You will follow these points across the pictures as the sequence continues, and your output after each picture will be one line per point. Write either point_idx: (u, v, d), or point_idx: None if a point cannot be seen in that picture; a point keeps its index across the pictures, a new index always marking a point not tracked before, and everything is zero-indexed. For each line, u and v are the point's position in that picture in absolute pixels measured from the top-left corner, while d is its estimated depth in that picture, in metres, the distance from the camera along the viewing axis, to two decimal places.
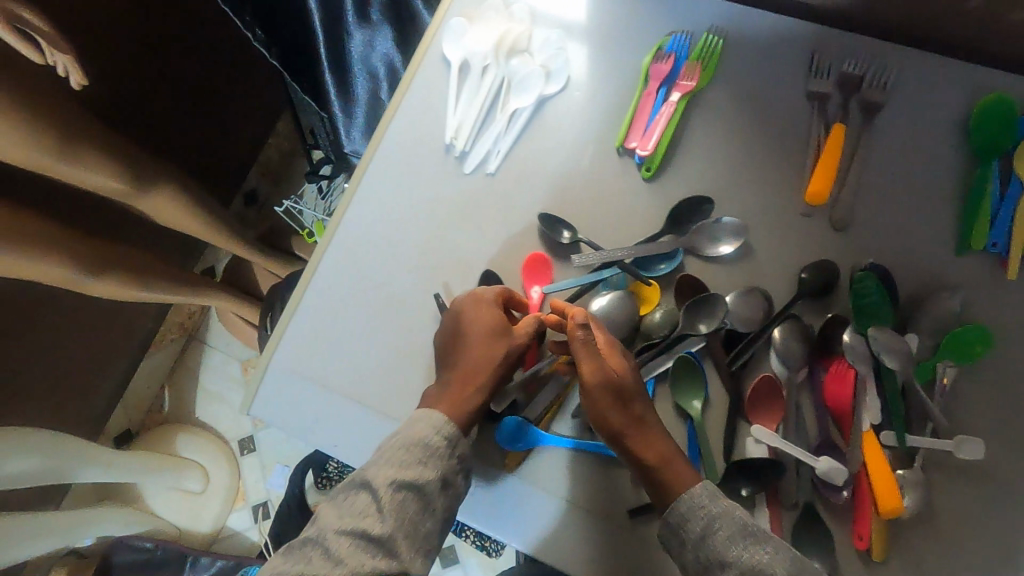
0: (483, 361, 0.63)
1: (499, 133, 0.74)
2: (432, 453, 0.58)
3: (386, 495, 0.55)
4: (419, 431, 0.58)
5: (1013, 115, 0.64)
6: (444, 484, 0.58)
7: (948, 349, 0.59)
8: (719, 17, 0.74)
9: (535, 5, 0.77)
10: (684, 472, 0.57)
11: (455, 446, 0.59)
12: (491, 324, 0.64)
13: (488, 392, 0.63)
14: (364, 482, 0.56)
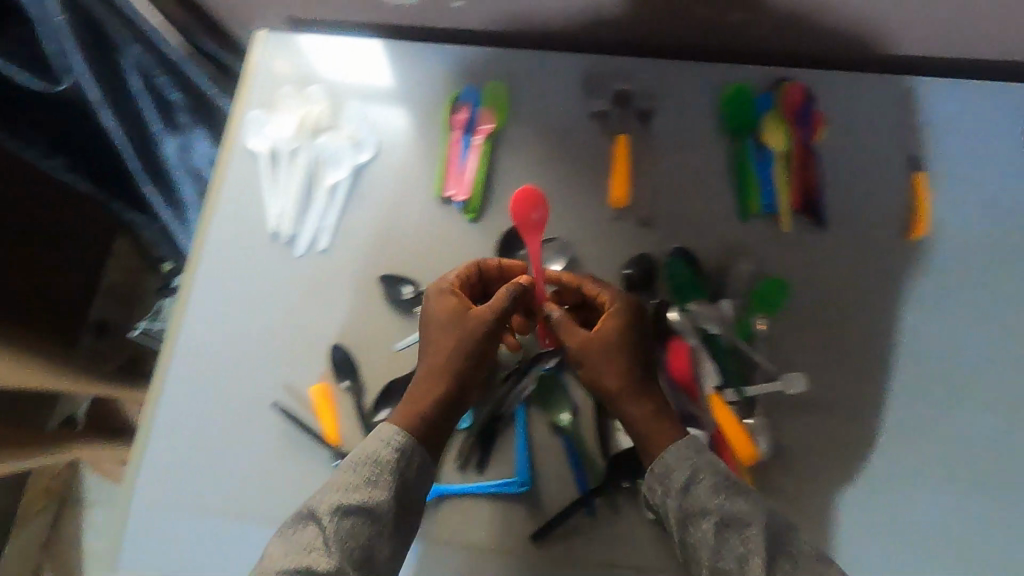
0: (435, 349, 0.62)
1: (323, 209, 0.76)
2: (390, 472, 0.56)
3: (335, 523, 0.53)
4: (365, 455, 0.57)
5: (751, 98, 0.75)
6: (399, 497, 0.56)
7: (757, 304, 0.68)
8: (500, 63, 0.81)
9: (329, 86, 0.80)
10: (668, 429, 0.59)
11: (407, 453, 0.57)
12: (444, 312, 0.63)
13: (451, 388, 0.60)
14: (307, 513, 0.54)
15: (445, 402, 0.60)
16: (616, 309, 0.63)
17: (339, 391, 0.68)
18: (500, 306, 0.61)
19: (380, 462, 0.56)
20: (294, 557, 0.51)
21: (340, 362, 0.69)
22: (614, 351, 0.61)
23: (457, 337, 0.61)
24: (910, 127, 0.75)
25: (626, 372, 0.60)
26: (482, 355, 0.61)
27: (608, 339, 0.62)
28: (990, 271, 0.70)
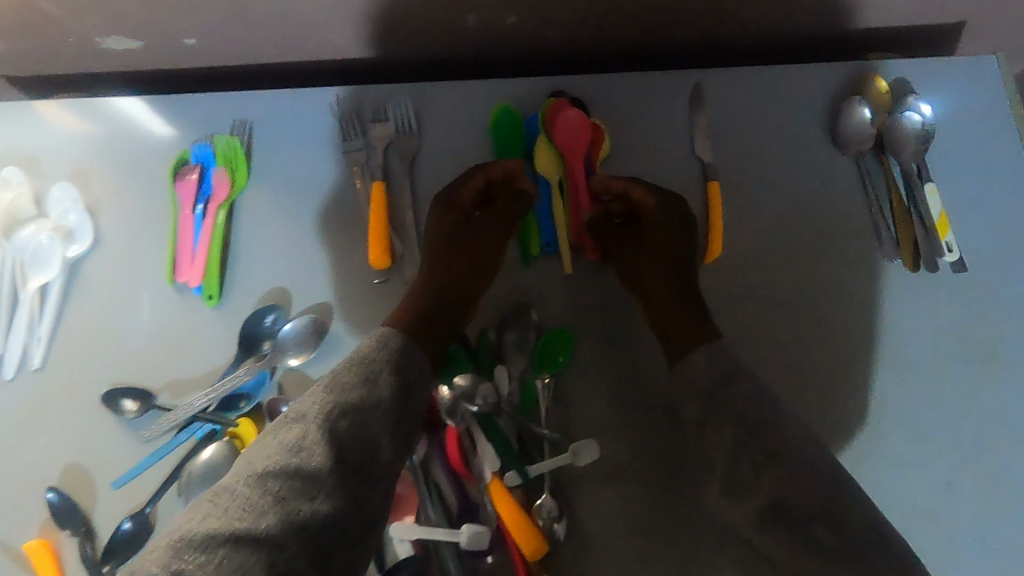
0: (451, 250, 0.61)
1: (33, 319, 0.63)
2: (351, 412, 0.48)
3: (328, 424, 0.47)
4: (329, 395, 0.49)
5: (517, 120, 0.66)
6: (346, 455, 0.47)
7: (540, 364, 0.60)
8: (238, 110, 0.69)
9: (32, 166, 0.67)
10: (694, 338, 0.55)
11: (375, 389, 0.50)
12: (442, 226, 0.62)
13: (439, 296, 0.59)
14: (296, 415, 0.48)
15: (444, 305, 0.58)
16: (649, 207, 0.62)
17: (64, 540, 0.58)
18: (500, 216, 0.62)
19: (367, 363, 0.51)
20: (207, 520, 0.43)
21: (60, 508, 0.58)
22: (651, 252, 0.61)
23: (475, 236, 0.61)
24: (698, 131, 0.67)
25: (660, 273, 0.60)
26: (485, 258, 0.61)
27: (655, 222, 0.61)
28: (788, 286, 0.65)
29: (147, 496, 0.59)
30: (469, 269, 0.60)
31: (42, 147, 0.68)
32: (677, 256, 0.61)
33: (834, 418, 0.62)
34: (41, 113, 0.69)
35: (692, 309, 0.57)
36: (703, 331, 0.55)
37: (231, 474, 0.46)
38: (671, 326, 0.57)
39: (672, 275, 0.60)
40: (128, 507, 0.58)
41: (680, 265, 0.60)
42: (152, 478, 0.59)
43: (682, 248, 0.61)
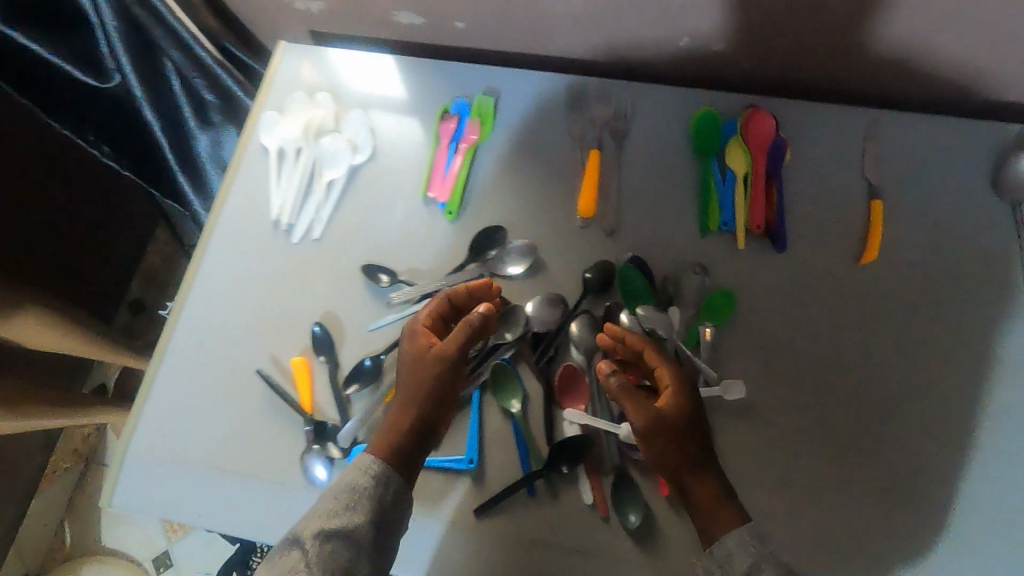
0: (412, 386, 0.66)
1: (320, 203, 0.84)
2: (367, 494, 0.60)
3: (316, 549, 0.57)
4: (354, 476, 0.61)
5: (718, 122, 0.80)
6: (379, 530, 0.59)
7: (705, 315, 0.73)
8: (491, 81, 0.89)
9: (336, 94, 0.89)
10: (727, 511, 0.60)
11: (354, 515, 0.59)
12: (409, 360, 0.67)
13: (421, 416, 0.65)
14: (292, 539, 0.59)
15: (419, 427, 0.65)
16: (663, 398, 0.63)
17: (317, 364, 0.76)
18: (454, 347, 0.66)
19: (355, 490, 0.60)
20: None
21: (320, 339, 0.77)
22: (676, 427, 0.61)
23: (428, 371, 0.66)
24: (870, 158, 0.79)
25: (682, 452, 0.61)
26: (451, 384, 0.66)
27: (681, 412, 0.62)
28: (932, 300, 0.74)
29: (382, 347, 0.76)
30: (440, 392, 0.66)
31: (345, 83, 0.90)
32: (695, 425, 0.62)
33: (960, 421, 0.70)
34: (349, 60, 0.92)
35: (707, 471, 0.62)
36: (732, 502, 0.61)
37: None
38: (697, 491, 0.61)
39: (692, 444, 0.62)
40: (367, 350, 0.76)
41: (677, 450, 0.61)
42: (388, 334, 0.77)
43: (693, 413, 0.63)
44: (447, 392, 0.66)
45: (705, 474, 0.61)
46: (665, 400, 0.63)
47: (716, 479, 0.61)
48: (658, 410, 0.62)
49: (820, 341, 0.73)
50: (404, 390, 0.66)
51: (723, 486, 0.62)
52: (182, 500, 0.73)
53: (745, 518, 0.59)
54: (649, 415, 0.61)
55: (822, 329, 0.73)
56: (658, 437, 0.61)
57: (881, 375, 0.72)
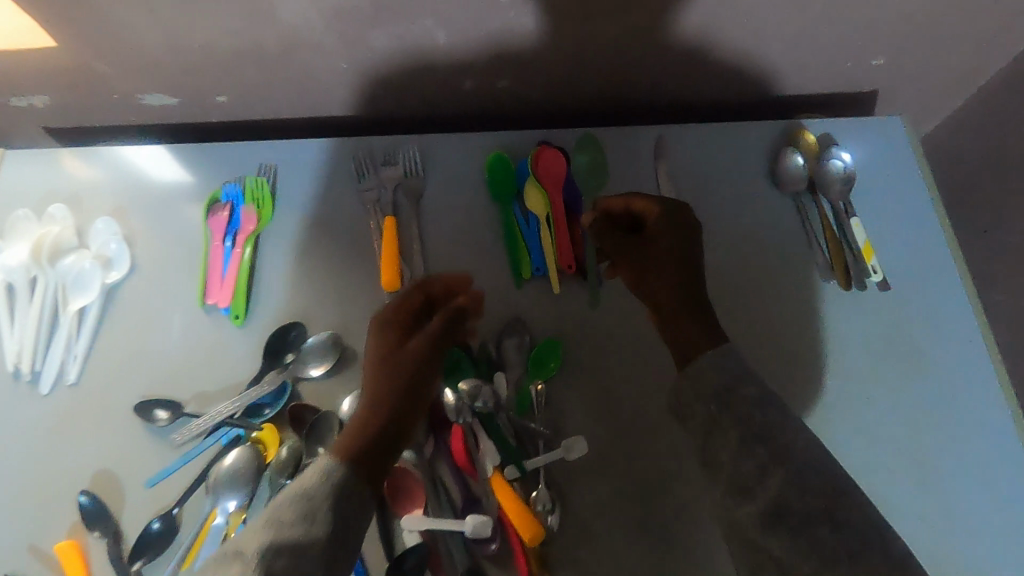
0: (388, 374, 0.60)
1: (70, 339, 0.69)
2: (289, 553, 0.44)
3: (259, 566, 0.42)
4: (264, 534, 0.45)
5: (510, 167, 0.77)
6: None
7: (533, 371, 0.68)
8: (265, 157, 0.79)
9: (77, 203, 0.75)
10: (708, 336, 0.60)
11: (312, 529, 0.46)
12: (377, 354, 0.62)
13: (390, 422, 0.57)
14: (231, 554, 0.45)
15: (384, 436, 0.56)
16: (610, 243, 0.69)
17: (91, 543, 0.62)
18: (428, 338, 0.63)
19: (307, 499, 0.48)
20: None
21: (89, 510, 0.62)
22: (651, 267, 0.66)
23: (408, 355, 0.62)
24: (664, 175, 0.79)
25: (668, 287, 0.64)
26: (417, 388, 0.61)
27: (658, 241, 0.66)
28: (747, 299, 0.75)
29: (175, 498, 0.63)
30: (415, 393, 0.60)
31: (87, 186, 0.77)
32: (682, 262, 0.65)
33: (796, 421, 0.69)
34: (93, 159, 0.78)
35: (702, 309, 0.63)
36: (713, 333, 0.61)
37: None
38: (676, 329, 0.63)
39: (686, 279, 0.65)
40: (155, 508, 0.63)
41: (675, 271, 0.65)
42: (177, 484, 0.64)
43: (686, 243, 0.66)
44: (421, 399, 0.60)
45: (702, 311, 0.63)
46: (654, 226, 0.67)
47: (706, 314, 0.63)
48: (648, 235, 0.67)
49: (654, 370, 0.70)
50: (377, 384, 0.60)
51: (710, 320, 0.62)
52: None
53: (723, 342, 0.59)
54: (661, 223, 0.66)
55: (652, 358, 0.71)
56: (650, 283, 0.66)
57: None
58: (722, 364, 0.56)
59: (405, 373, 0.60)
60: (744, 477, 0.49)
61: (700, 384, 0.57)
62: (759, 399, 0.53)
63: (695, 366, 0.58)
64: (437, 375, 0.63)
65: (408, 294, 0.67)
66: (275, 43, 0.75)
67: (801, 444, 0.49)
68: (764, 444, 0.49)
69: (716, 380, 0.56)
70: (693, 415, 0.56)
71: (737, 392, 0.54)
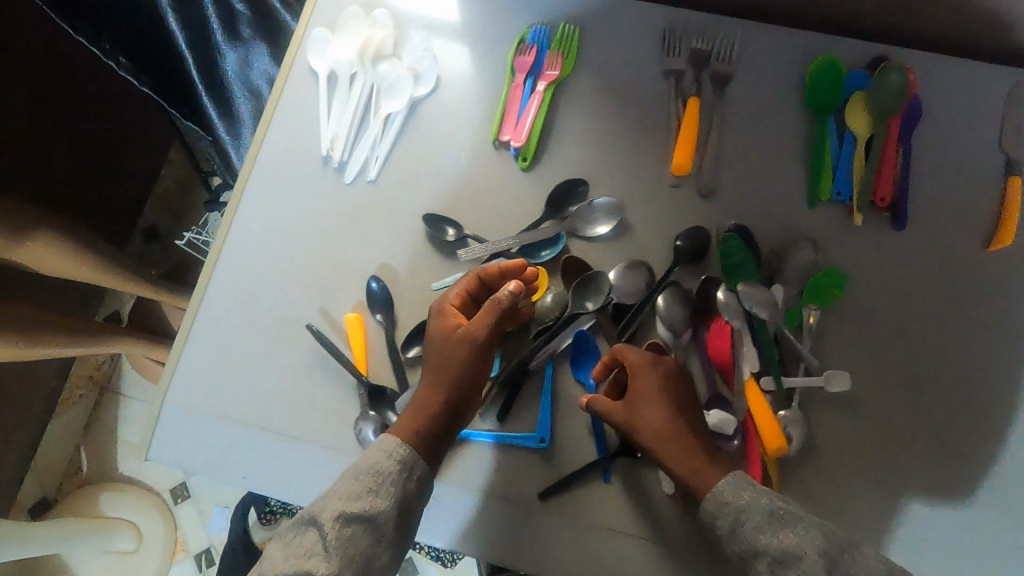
0: (434, 366, 0.60)
1: (375, 140, 0.74)
2: (357, 522, 0.52)
3: (365, 508, 0.53)
4: (341, 507, 0.52)
5: (841, 73, 0.69)
6: (403, 517, 0.54)
7: (812, 294, 0.65)
8: (575, 7, 0.77)
9: (396, 11, 0.78)
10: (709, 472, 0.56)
11: (377, 499, 0.53)
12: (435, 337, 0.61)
13: (448, 412, 0.58)
14: (353, 469, 0.55)
15: (445, 412, 0.58)
16: (645, 383, 0.59)
17: (372, 322, 0.69)
18: (480, 330, 0.59)
19: (378, 471, 0.54)
20: (290, 554, 0.51)
21: (376, 294, 0.69)
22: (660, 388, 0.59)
23: (482, 353, 0.60)
24: (1013, 128, 0.69)
25: (661, 435, 0.58)
26: (470, 388, 0.60)
27: (639, 392, 0.59)
28: None
29: None
30: (471, 390, 0.60)
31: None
32: (679, 408, 0.59)
33: None
34: None
35: (697, 460, 0.56)
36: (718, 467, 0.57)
37: (312, 505, 0.54)
38: (681, 467, 0.57)
39: (675, 423, 0.58)
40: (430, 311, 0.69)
41: (676, 421, 0.58)
42: None
43: (675, 393, 0.60)
44: (459, 409, 0.59)
45: (697, 458, 0.57)
46: (639, 382, 0.60)
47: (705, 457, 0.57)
48: (658, 387, 0.59)
49: (933, 332, 0.65)
50: (433, 369, 0.59)
51: (699, 471, 0.56)
52: (225, 459, 0.67)
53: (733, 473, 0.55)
54: (641, 359, 0.60)
55: (937, 320, 0.66)
56: (645, 416, 0.59)
57: (999, 374, 0.64)
58: (737, 493, 0.53)
59: (453, 382, 0.59)
60: None
61: (709, 515, 0.54)
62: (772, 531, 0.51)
63: (708, 504, 0.54)
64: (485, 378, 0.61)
65: (448, 295, 0.63)
66: None
67: (815, 557, 0.49)
68: (789, 568, 0.49)
69: (737, 498, 0.53)
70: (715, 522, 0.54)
71: (743, 527, 0.52)
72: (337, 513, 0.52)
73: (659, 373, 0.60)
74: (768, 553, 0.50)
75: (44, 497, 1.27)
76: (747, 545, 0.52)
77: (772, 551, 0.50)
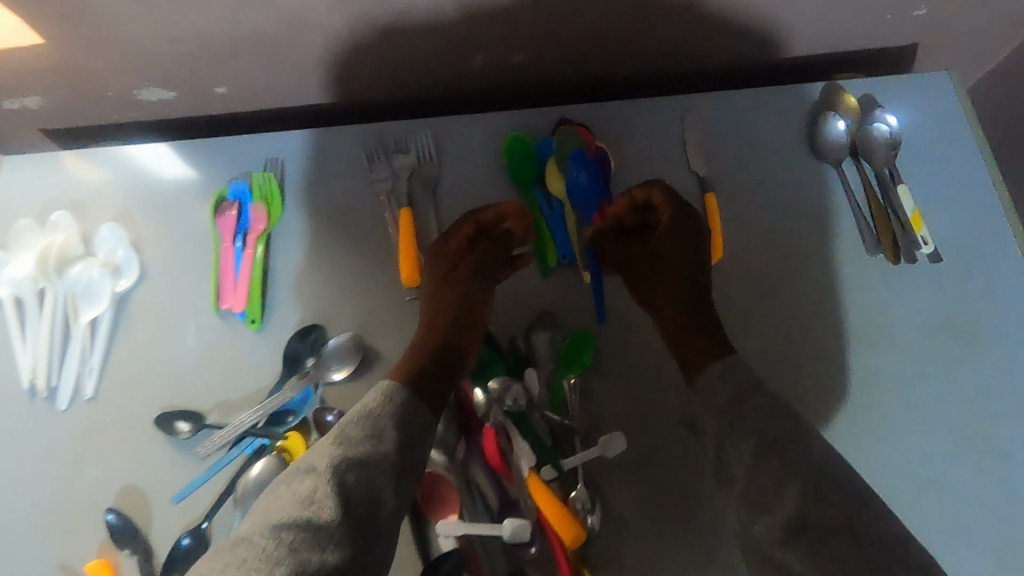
0: (428, 313, 0.65)
1: (84, 352, 0.67)
2: (358, 466, 0.51)
3: (375, 447, 0.53)
4: (341, 452, 0.52)
5: (530, 146, 0.72)
6: (403, 457, 0.54)
7: (566, 363, 0.65)
8: (269, 149, 0.75)
9: (80, 209, 0.72)
10: (704, 349, 0.62)
11: (379, 444, 0.53)
12: (434, 275, 0.66)
13: (444, 354, 0.62)
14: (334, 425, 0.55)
15: (440, 352, 0.62)
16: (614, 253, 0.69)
17: (121, 561, 0.60)
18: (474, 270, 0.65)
19: (374, 419, 0.54)
20: (278, 514, 0.49)
21: (118, 528, 0.61)
22: (661, 271, 0.67)
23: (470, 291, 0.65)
24: (694, 149, 0.74)
25: (672, 290, 0.66)
26: (465, 326, 0.64)
27: (656, 250, 0.68)
28: (789, 280, 0.71)
29: (203, 512, 0.61)
30: (463, 328, 0.64)
31: (87, 191, 0.73)
32: (676, 261, 0.67)
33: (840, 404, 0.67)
34: (93, 159, 0.74)
35: (696, 320, 0.64)
36: (715, 342, 0.62)
37: (291, 466, 0.53)
38: (678, 327, 0.64)
39: (682, 279, 0.66)
40: (183, 523, 0.61)
41: (684, 268, 0.66)
42: (204, 496, 0.62)
43: (685, 243, 0.67)
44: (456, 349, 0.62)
45: (696, 319, 0.64)
46: (661, 236, 0.68)
47: (704, 318, 0.64)
48: (660, 243, 0.68)
49: None
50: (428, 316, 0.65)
51: (717, 334, 0.63)
52: None
53: (728, 352, 0.61)
54: (673, 215, 0.67)
55: None
56: (660, 287, 0.66)
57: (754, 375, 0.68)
58: (727, 380, 0.58)
59: (450, 321, 0.63)
60: (756, 485, 0.53)
61: (708, 396, 0.59)
62: (776, 423, 0.54)
63: (704, 377, 0.60)
64: (479, 318, 0.65)
65: (448, 242, 0.67)
66: (275, 28, 0.69)
67: (802, 458, 0.52)
68: (772, 451, 0.53)
69: (727, 391, 0.58)
70: (705, 430, 0.59)
71: (749, 404, 0.56)
72: (335, 458, 0.51)
73: (682, 233, 0.67)
74: (762, 434, 0.54)
75: None
76: (744, 426, 0.55)
77: (767, 432, 0.54)
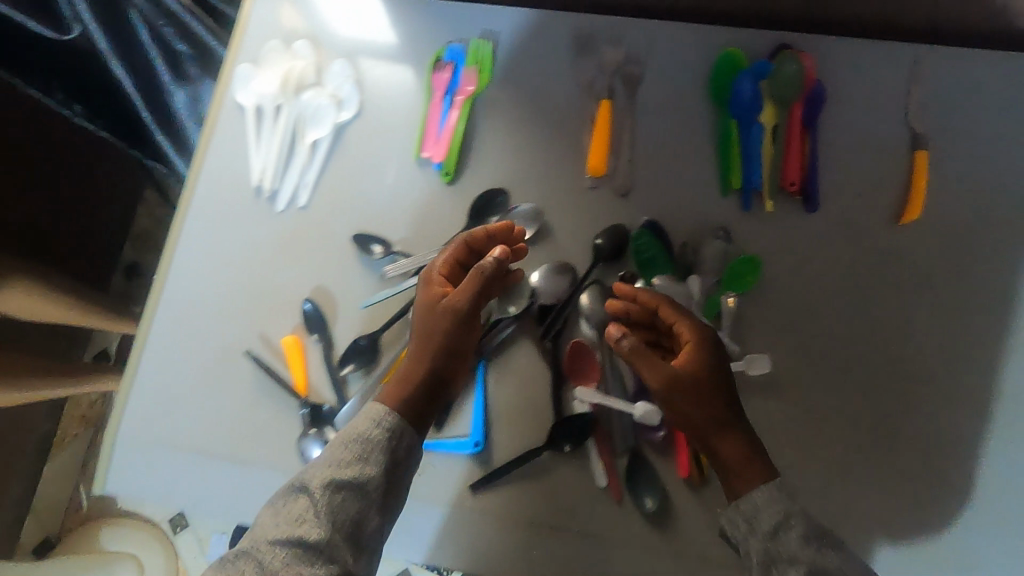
0: (419, 337, 0.60)
1: (303, 167, 0.77)
2: (347, 490, 0.52)
3: (357, 475, 0.53)
4: (330, 474, 0.52)
5: (744, 67, 0.72)
6: (390, 479, 0.54)
7: (728, 282, 0.67)
8: (488, 21, 0.79)
9: (315, 41, 0.80)
10: (756, 474, 0.54)
11: (365, 468, 0.53)
12: (423, 303, 0.62)
13: (427, 383, 0.58)
14: (338, 435, 0.56)
15: (428, 383, 0.58)
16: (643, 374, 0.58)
17: (309, 344, 0.72)
18: (465, 298, 0.60)
19: (365, 441, 0.54)
20: (279, 526, 0.51)
21: (311, 317, 0.72)
22: (687, 398, 0.57)
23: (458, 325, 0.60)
24: (916, 102, 0.70)
25: (694, 412, 0.57)
26: (455, 355, 0.60)
27: (692, 375, 0.57)
28: (981, 258, 0.67)
29: (380, 324, 0.71)
30: (454, 358, 0.60)
31: (323, 27, 0.81)
32: (708, 383, 0.58)
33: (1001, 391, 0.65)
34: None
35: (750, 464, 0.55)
36: (761, 468, 0.55)
37: (296, 476, 0.54)
38: (720, 452, 0.56)
39: (719, 409, 0.57)
40: (361, 328, 0.71)
41: (717, 406, 0.57)
42: (383, 311, 0.72)
43: (717, 367, 0.58)
44: (439, 377, 0.59)
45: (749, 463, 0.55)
46: (688, 359, 0.58)
47: (744, 438, 0.56)
48: (680, 368, 0.58)
49: (851, 308, 0.67)
50: (418, 338, 0.61)
51: (752, 448, 0.56)
52: (177, 489, 0.70)
53: (774, 475, 0.55)
54: (694, 330, 0.59)
55: (854, 297, 0.67)
56: (682, 407, 0.57)
57: (918, 342, 0.66)
58: (781, 501, 0.52)
59: (434, 352, 0.59)
60: None
61: (754, 519, 0.52)
62: (825, 553, 0.50)
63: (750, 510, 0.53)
64: (469, 348, 0.61)
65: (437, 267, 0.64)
66: None
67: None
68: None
69: (779, 508, 0.52)
70: (748, 550, 0.52)
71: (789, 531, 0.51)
72: (327, 478, 0.52)
73: (707, 339, 0.59)
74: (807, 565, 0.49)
75: (41, 540, 1.28)
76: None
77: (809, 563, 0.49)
